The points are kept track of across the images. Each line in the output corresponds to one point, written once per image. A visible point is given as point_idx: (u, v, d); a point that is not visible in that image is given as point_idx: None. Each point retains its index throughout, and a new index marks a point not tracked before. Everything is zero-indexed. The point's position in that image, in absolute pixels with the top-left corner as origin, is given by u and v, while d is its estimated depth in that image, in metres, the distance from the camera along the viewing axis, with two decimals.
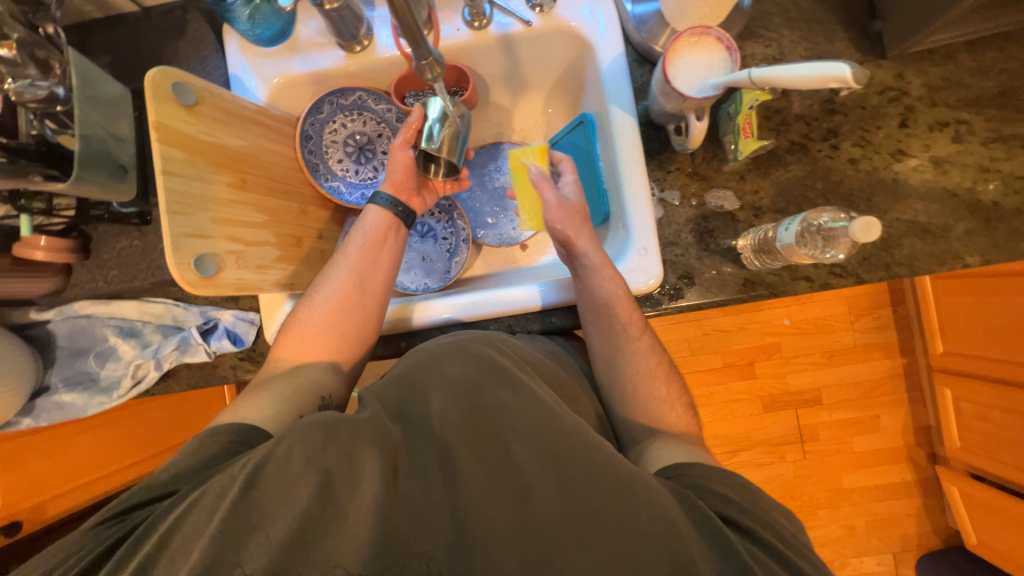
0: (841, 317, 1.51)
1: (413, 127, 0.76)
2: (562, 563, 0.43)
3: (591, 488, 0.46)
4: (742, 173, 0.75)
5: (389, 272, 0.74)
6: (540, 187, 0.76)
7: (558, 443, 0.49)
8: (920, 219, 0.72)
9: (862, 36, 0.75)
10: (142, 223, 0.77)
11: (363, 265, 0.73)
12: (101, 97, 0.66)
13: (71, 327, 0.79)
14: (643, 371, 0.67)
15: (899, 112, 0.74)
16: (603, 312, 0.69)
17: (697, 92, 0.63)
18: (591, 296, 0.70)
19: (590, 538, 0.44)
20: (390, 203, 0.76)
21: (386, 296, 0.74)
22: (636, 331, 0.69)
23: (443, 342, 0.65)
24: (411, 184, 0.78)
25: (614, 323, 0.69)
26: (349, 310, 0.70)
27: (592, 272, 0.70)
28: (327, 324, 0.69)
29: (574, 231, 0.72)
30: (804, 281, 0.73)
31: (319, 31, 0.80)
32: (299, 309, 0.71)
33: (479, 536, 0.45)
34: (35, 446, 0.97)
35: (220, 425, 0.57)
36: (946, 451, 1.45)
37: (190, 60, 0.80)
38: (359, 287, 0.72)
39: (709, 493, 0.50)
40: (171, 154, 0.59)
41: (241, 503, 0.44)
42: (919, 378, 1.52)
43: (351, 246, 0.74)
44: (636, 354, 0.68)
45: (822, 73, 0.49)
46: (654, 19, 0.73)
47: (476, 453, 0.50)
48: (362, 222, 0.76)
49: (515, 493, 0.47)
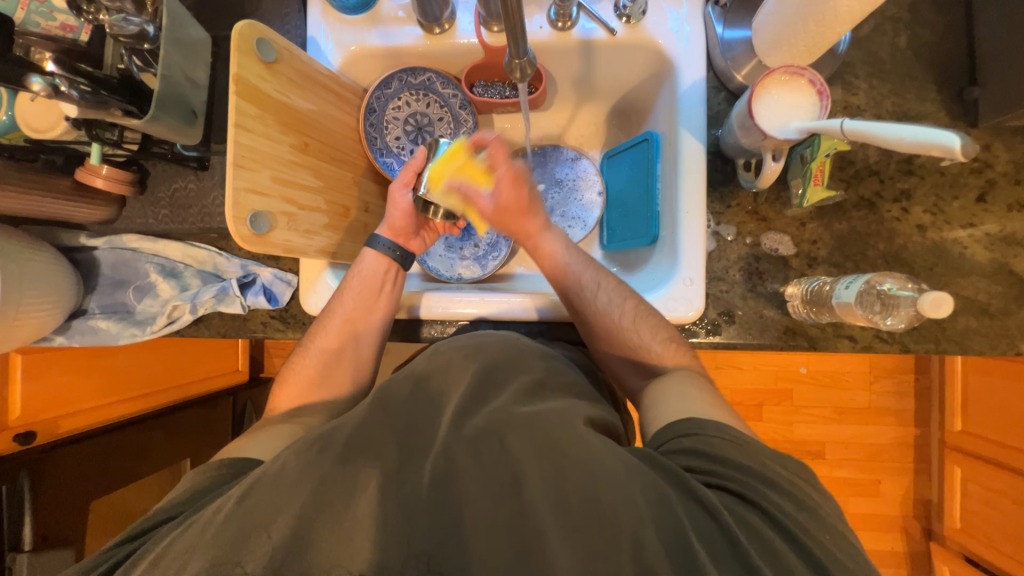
0: (859, 375, 1.48)
1: (414, 170, 0.76)
2: (554, 549, 0.43)
3: (586, 476, 0.46)
4: (803, 220, 0.73)
5: (383, 322, 0.75)
6: (467, 199, 0.75)
7: (552, 429, 0.50)
8: (980, 299, 0.70)
9: (954, 100, 0.72)
10: (200, 167, 0.78)
11: (357, 314, 0.73)
12: (184, 41, 0.67)
13: (116, 257, 0.81)
14: (609, 326, 0.68)
15: (979, 185, 0.71)
16: (556, 283, 0.74)
17: (779, 133, 0.61)
18: (544, 274, 0.76)
19: (585, 532, 0.43)
20: (388, 248, 0.77)
21: (380, 347, 0.75)
22: (587, 291, 0.71)
23: (461, 342, 0.66)
24: (410, 227, 0.79)
25: (566, 288, 0.73)
26: (343, 361, 0.73)
27: (535, 255, 0.77)
28: (321, 369, 0.71)
29: (515, 228, 0.76)
30: (847, 340, 0.71)
31: (402, 7, 0.79)
32: (294, 359, 0.73)
33: (469, 517, 0.45)
34: (59, 362, 1.01)
35: (216, 460, 0.58)
36: (944, 529, 1.42)
37: (272, 16, 0.81)
38: (355, 336, 0.73)
39: (692, 453, 0.50)
40: (246, 107, 0.60)
41: (236, 511, 0.46)
42: (928, 452, 1.48)
43: (346, 294, 0.73)
44: (596, 312, 0.70)
45: (926, 138, 0.47)
46: (741, 47, 0.72)
47: (470, 448, 0.49)
48: (358, 266, 0.75)
49: (509, 484, 0.47)
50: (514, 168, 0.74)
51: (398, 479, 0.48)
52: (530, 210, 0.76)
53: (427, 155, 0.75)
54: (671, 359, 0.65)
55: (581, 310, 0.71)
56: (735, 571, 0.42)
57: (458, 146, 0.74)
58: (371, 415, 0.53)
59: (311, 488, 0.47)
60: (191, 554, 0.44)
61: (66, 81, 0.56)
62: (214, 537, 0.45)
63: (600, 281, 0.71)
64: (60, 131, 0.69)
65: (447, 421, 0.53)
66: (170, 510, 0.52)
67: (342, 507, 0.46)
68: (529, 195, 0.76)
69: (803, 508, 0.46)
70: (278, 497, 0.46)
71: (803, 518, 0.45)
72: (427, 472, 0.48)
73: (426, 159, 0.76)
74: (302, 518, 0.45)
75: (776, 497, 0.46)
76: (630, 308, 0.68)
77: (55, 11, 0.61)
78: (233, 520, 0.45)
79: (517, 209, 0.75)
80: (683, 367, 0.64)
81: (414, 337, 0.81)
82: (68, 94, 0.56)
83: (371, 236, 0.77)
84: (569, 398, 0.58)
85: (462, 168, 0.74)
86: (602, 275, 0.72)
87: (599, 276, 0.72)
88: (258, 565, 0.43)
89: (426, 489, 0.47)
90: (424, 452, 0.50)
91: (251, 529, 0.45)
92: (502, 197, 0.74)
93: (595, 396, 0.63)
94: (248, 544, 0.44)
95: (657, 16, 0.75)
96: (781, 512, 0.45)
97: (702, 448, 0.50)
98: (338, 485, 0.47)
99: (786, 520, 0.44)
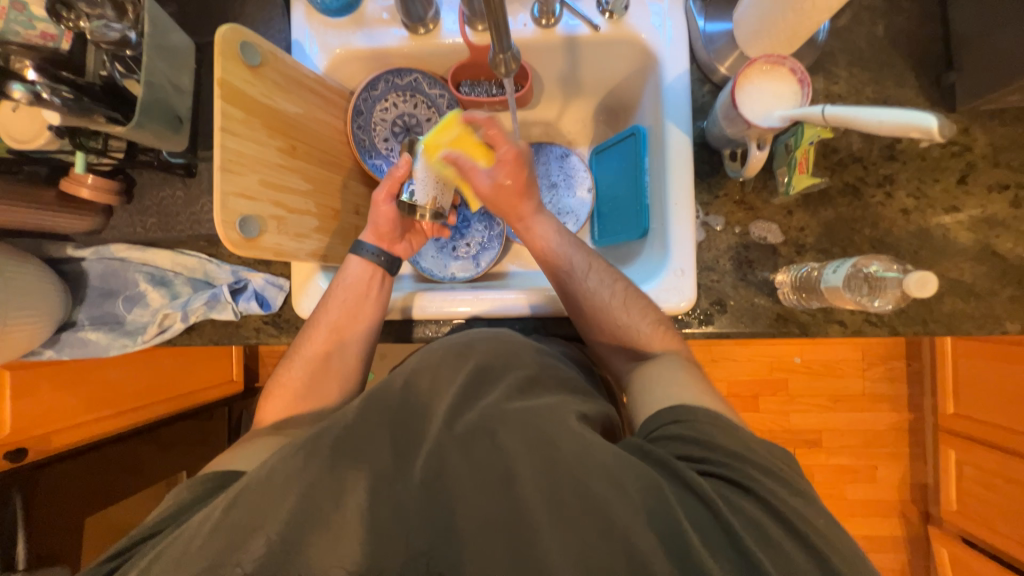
0: (852, 363, 1.49)
1: (397, 179, 0.75)
2: (547, 542, 0.43)
3: (578, 469, 0.46)
4: (790, 208, 0.74)
5: (371, 329, 0.74)
6: (465, 172, 0.75)
7: (542, 425, 0.50)
8: (965, 280, 0.71)
9: (933, 86, 0.74)
10: (187, 174, 0.78)
11: (342, 321, 0.73)
12: (167, 47, 0.67)
13: (104, 268, 0.80)
14: (599, 307, 0.69)
15: (960, 168, 0.72)
16: (546, 266, 0.74)
17: (763, 122, 0.62)
18: (534, 257, 0.76)
19: (579, 524, 0.44)
20: (374, 254, 0.76)
21: (365, 354, 0.75)
22: (578, 272, 0.71)
23: (453, 340, 0.66)
24: (395, 232, 0.78)
25: (556, 270, 0.73)
26: (330, 371, 0.71)
27: (525, 238, 0.77)
28: (304, 381, 0.70)
29: (511, 207, 0.76)
30: (838, 325, 0.72)
31: (386, 8, 0.80)
32: (280, 371, 0.72)
33: (463, 514, 0.46)
34: (45, 378, 0.98)
35: (205, 472, 0.57)
36: (941, 512, 1.43)
37: (256, 21, 0.80)
38: (340, 344, 0.73)
39: (684, 440, 0.50)
40: (232, 112, 0.60)
41: (231, 517, 0.46)
42: (922, 436, 1.49)
43: (333, 301, 0.73)
44: (585, 293, 0.70)
45: (904, 119, 0.48)
46: (723, 40, 0.73)
47: (462, 445, 0.49)
48: (344, 274, 0.76)
49: (502, 479, 0.47)
50: (516, 149, 0.72)
51: (393, 478, 0.48)
52: (526, 193, 0.75)
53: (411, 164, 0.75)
54: (660, 343, 0.65)
55: (570, 292, 0.71)
56: (729, 559, 0.42)
57: (452, 118, 0.74)
58: (365, 414, 0.53)
59: (306, 489, 0.47)
60: (187, 560, 0.43)
61: (47, 89, 0.56)
62: (210, 542, 0.44)
63: (590, 262, 0.72)
64: (44, 140, 0.68)
65: (442, 417, 0.53)
66: (164, 521, 0.51)
67: (338, 508, 0.46)
68: (528, 177, 0.75)
69: (797, 491, 0.46)
70: (272, 500, 0.46)
71: (795, 502, 0.45)
72: (423, 471, 0.48)
73: (409, 168, 0.75)
74: (299, 520, 0.45)
75: (768, 482, 0.46)
76: (619, 289, 0.69)
77: (34, 19, 0.60)
78: (228, 524, 0.45)
79: (514, 192, 0.74)
80: (671, 352, 0.64)
81: (408, 337, 0.81)
82: (50, 102, 0.56)
83: (356, 242, 0.77)
84: (563, 392, 0.58)
85: (457, 141, 0.75)
86: (592, 257, 0.72)
87: (589, 258, 0.72)
88: (252, 569, 0.43)
89: (422, 486, 0.47)
90: (420, 450, 0.50)
91: (247, 531, 0.45)
92: (501, 177, 0.73)
93: (588, 389, 0.64)
94: (244, 548, 0.44)
95: (639, 11, 0.76)
96: (774, 496, 0.45)
97: (692, 436, 0.50)
98: (335, 484, 0.48)
99: (778, 502, 0.45)
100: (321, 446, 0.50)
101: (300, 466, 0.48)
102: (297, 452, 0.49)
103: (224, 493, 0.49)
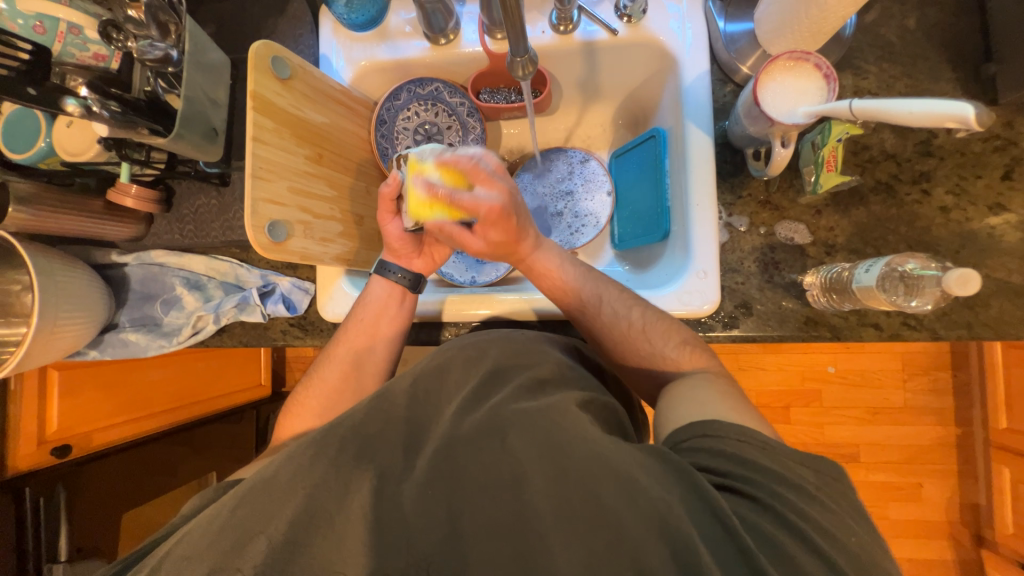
0: (892, 373, 1.42)
1: (389, 197, 0.75)
2: (553, 550, 0.43)
3: (588, 476, 0.45)
4: (818, 207, 0.71)
5: (389, 350, 0.76)
6: (456, 236, 0.71)
7: (552, 428, 0.49)
8: (1012, 280, 0.67)
9: (970, 78, 0.71)
10: (222, 183, 0.81)
11: (359, 341, 0.74)
12: (205, 64, 0.71)
13: (145, 273, 0.85)
14: (618, 337, 0.68)
15: (1004, 163, 0.69)
16: (560, 303, 0.73)
17: (787, 119, 0.61)
18: (545, 292, 0.74)
19: (586, 536, 0.43)
20: (394, 273, 0.77)
21: (384, 377, 0.76)
22: (590, 306, 0.70)
23: (464, 341, 0.66)
24: (410, 249, 0.79)
25: (568, 305, 0.72)
26: (348, 393, 0.72)
27: (536, 278, 0.74)
28: (322, 402, 0.71)
29: (508, 252, 0.72)
30: (872, 328, 0.68)
31: (408, 21, 0.83)
32: (298, 389, 0.74)
33: (471, 517, 0.45)
34: (94, 376, 1.05)
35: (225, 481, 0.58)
36: (994, 534, 1.32)
37: (286, 37, 0.84)
38: (357, 365, 0.74)
39: (710, 453, 0.48)
40: (263, 122, 0.63)
41: (249, 508, 0.47)
42: (973, 452, 1.39)
43: (352, 323, 0.75)
44: (603, 326, 0.69)
45: (938, 111, 0.48)
46: (744, 40, 0.72)
47: (473, 446, 0.50)
48: (366, 294, 0.77)
49: (510, 483, 0.47)
50: (493, 206, 0.64)
51: (401, 478, 0.49)
52: (521, 236, 0.70)
53: (399, 180, 0.74)
54: (689, 363, 0.63)
55: (589, 327, 0.71)
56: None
57: (423, 205, 0.69)
58: (380, 411, 0.55)
59: (320, 487, 0.48)
60: (198, 557, 0.45)
61: (97, 103, 0.59)
62: (228, 535, 0.46)
63: (602, 293, 0.70)
64: (94, 152, 0.75)
65: (455, 415, 0.53)
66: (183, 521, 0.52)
67: (348, 506, 0.47)
68: (516, 224, 0.68)
69: (820, 503, 0.44)
70: (286, 497, 0.47)
71: (816, 511, 0.43)
72: (434, 469, 0.49)
73: (399, 184, 0.74)
74: (312, 516, 0.47)
75: (795, 495, 0.44)
76: (637, 315, 0.67)
77: (88, 41, 0.64)
78: (245, 518, 0.46)
79: (505, 241, 0.69)
80: (699, 369, 0.62)
81: (428, 340, 0.82)
82: (100, 115, 0.60)
83: (379, 263, 0.78)
84: (575, 390, 0.57)
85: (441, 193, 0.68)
86: (603, 285, 0.71)
87: (600, 286, 0.71)
88: (265, 563, 0.44)
89: (432, 484, 0.48)
90: (430, 449, 0.51)
91: (262, 527, 0.46)
92: (488, 231, 0.68)
93: (603, 389, 0.62)
94: (259, 542, 0.45)
95: (657, 14, 0.76)
96: (797, 508, 0.43)
97: (719, 449, 0.48)
98: (348, 484, 0.48)
99: (797, 517, 0.42)
100: (333, 445, 0.51)
101: (315, 466, 0.49)
102: (313, 452, 0.50)
103: (234, 492, 0.50)
